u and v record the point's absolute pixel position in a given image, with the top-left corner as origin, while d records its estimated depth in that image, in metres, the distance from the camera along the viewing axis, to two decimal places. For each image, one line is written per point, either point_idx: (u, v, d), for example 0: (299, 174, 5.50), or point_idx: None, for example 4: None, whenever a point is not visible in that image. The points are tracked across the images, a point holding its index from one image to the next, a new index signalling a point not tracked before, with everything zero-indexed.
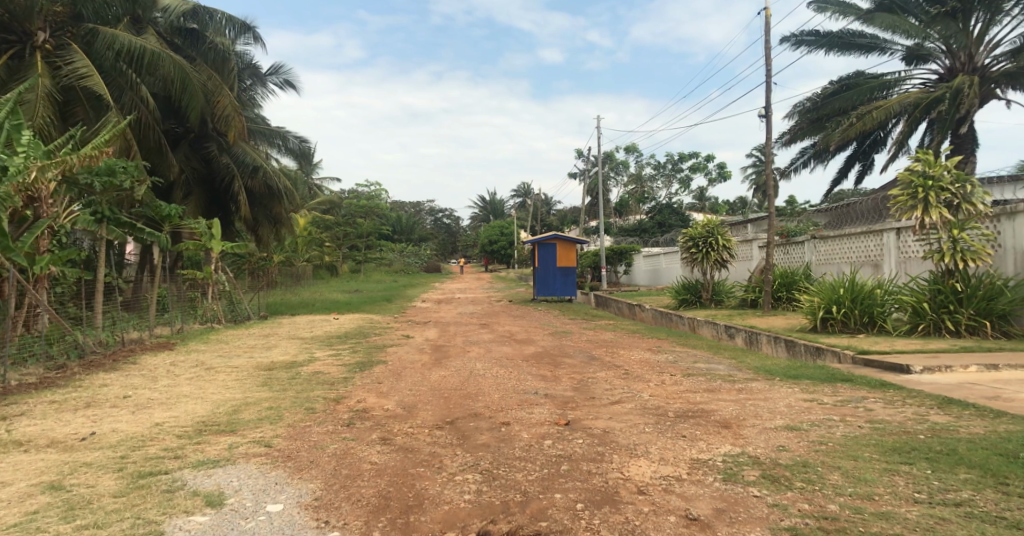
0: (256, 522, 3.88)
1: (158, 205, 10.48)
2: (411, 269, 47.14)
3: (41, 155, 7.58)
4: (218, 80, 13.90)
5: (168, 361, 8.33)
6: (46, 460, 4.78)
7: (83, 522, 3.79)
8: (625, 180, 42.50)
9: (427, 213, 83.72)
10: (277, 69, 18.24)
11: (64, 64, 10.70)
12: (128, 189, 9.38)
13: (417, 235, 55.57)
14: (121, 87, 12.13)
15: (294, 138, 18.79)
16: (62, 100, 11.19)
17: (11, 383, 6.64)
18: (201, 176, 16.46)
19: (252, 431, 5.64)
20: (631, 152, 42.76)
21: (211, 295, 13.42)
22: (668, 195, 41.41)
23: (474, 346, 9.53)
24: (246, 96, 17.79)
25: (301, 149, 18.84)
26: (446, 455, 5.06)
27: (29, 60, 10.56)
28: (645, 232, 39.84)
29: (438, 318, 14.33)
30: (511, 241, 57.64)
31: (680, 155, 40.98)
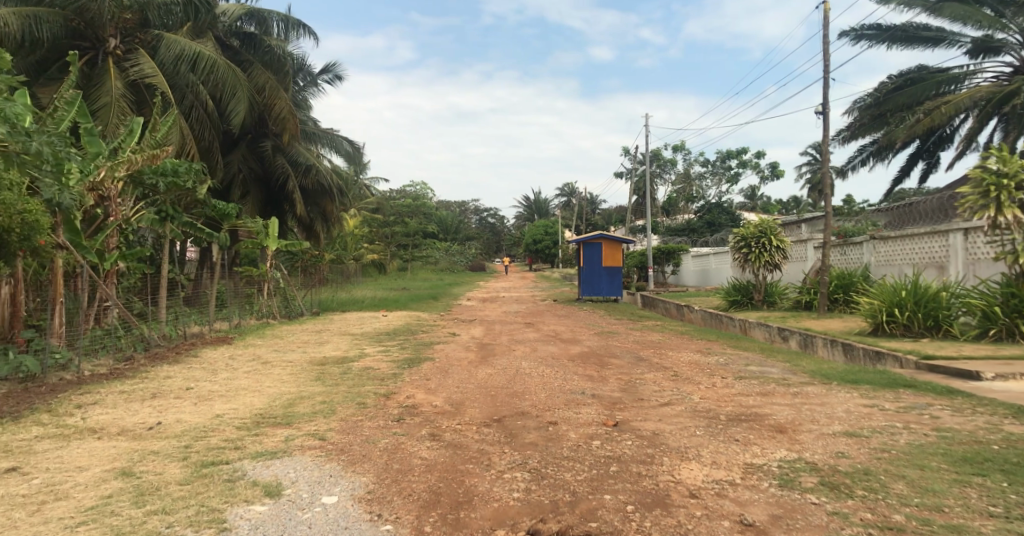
0: (312, 513, 4.02)
1: (216, 205, 10.54)
2: (456, 268, 47.58)
3: (109, 155, 7.72)
4: (274, 83, 13.91)
5: (228, 355, 8.58)
6: (118, 447, 5.01)
7: (152, 507, 4.03)
8: (673, 180, 42.05)
9: (472, 212, 84.72)
10: (328, 67, 18.55)
11: (131, 67, 11.13)
12: (192, 189, 9.51)
13: (462, 234, 55.84)
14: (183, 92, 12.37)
15: (347, 141, 19.08)
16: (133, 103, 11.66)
17: (84, 373, 6.80)
18: (259, 176, 16.84)
19: (307, 424, 5.80)
20: (681, 150, 42.11)
21: (266, 291, 13.77)
22: (718, 194, 40.68)
23: (519, 345, 9.54)
24: (301, 98, 18.21)
25: (353, 151, 19.13)
26: (495, 453, 5.14)
27: (102, 67, 11.04)
28: (693, 232, 39.08)
29: (484, 316, 14.41)
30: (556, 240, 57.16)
31: (727, 152, 40.21)
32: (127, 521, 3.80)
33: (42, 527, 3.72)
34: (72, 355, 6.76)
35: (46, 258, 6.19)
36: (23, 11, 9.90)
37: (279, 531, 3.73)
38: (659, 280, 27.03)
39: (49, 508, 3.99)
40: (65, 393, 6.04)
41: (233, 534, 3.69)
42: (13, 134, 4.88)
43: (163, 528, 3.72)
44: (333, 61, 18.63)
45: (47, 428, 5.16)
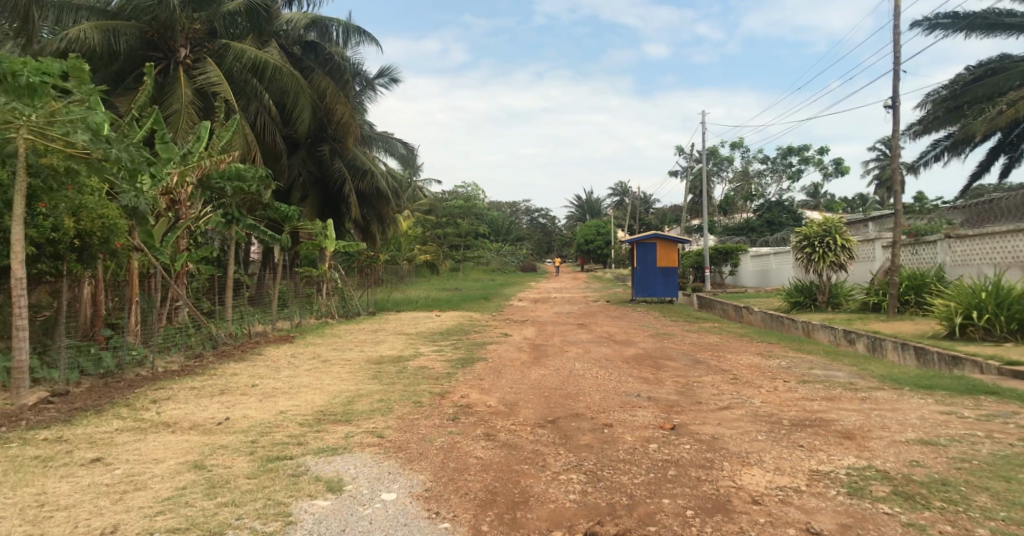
0: (373, 509, 4.11)
1: (279, 208, 10.81)
2: (508, 269, 47.78)
3: (180, 161, 8.06)
4: (334, 88, 14.18)
5: (289, 353, 8.86)
6: (190, 440, 5.24)
7: (223, 499, 4.19)
8: (731, 177, 41.31)
9: (523, 212, 85.02)
10: (383, 71, 18.95)
11: (199, 75, 11.59)
12: (258, 193, 9.82)
13: (513, 234, 55.95)
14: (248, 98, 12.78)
15: (402, 144, 19.51)
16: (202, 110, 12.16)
17: (158, 369, 7.14)
18: (318, 179, 17.28)
19: (366, 422, 5.92)
20: (738, 148, 41.21)
21: (325, 291, 14.14)
22: (779, 192, 39.63)
23: (573, 346, 9.51)
24: (359, 102, 18.65)
25: (407, 154, 19.59)
26: (550, 454, 5.13)
27: (174, 76, 11.57)
28: (752, 231, 38.14)
29: (537, 317, 14.42)
30: (608, 241, 56.31)
31: (788, 148, 39.13)
32: (200, 512, 3.97)
33: (124, 514, 3.92)
34: (147, 351, 7.11)
35: (126, 259, 6.51)
36: (105, 25, 10.66)
37: (343, 526, 3.82)
38: (717, 281, 26.46)
39: (130, 497, 4.20)
40: (142, 388, 6.36)
41: (298, 527, 3.80)
42: (96, 143, 5.17)
43: (234, 519, 3.87)
44: (388, 64, 18.98)
45: (126, 421, 5.44)
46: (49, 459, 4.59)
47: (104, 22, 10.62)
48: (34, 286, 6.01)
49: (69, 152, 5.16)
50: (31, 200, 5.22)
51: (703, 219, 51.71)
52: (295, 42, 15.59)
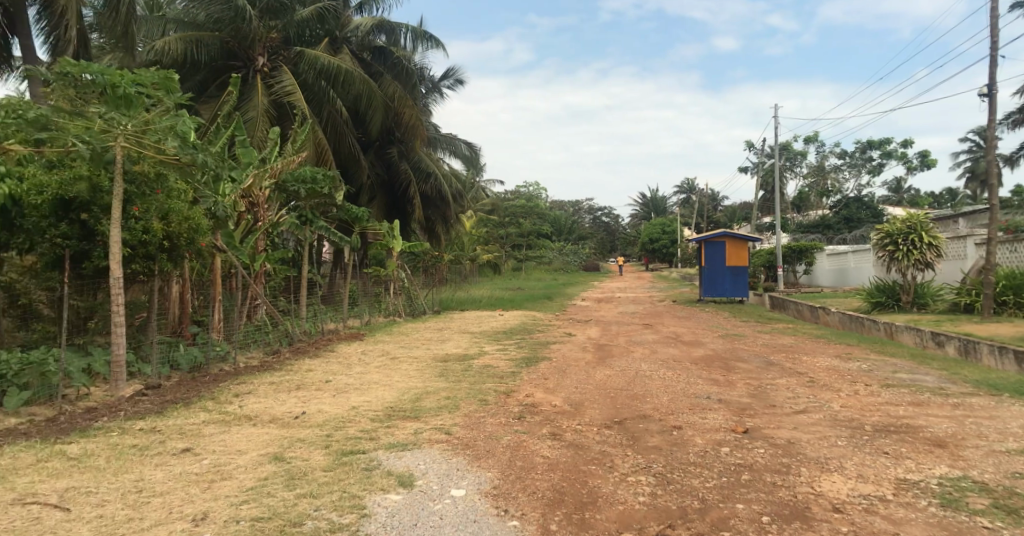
0: (443, 505, 4.17)
1: (350, 209, 11.01)
2: (571, 268, 47.60)
3: (258, 165, 8.40)
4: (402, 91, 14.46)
5: (359, 350, 9.11)
6: (270, 433, 5.47)
7: (301, 491, 4.35)
8: (805, 172, 40.29)
9: (586, 212, 84.70)
10: (448, 73, 19.26)
11: (275, 83, 12.10)
12: (331, 195, 10.11)
13: (575, 234, 55.92)
14: (320, 103, 13.18)
15: (465, 145, 19.75)
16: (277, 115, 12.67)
17: (239, 364, 7.48)
18: (386, 182, 17.69)
19: (434, 418, 6.02)
20: (813, 142, 39.95)
21: (393, 291, 14.45)
22: (858, 187, 38.17)
23: (638, 346, 9.38)
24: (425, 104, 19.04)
25: (471, 154, 19.85)
26: (617, 455, 5.07)
27: (252, 83, 12.11)
28: (828, 228, 36.67)
29: (601, 317, 14.32)
30: (674, 239, 53.44)
31: (869, 142, 37.69)
32: (281, 502, 4.13)
33: (212, 502, 4.12)
34: (229, 347, 7.47)
35: (210, 258, 6.84)
36: (189, 36, 11.44)
37: (415, 520, 3.90)
38: (791, 280, 25.45)
39: (217, 485, 4.41)
40: (225, 383, 6.69)
41: (372, 520, 3.90)
42: (183, 148, 5.40)
43: (312, 510, 4.01)
44: (453, 66, 19.28)
45: (211, 413, 5.73)
46: (144, 448, 4.89)
47: (188, 34, 11.31)
48: (129, 284, 6.41)
49: (161, 157, 5.42)
50: (128, 203, 5.61)
51: (775, 216, 50.09)
52: (365, 47, 15.99)
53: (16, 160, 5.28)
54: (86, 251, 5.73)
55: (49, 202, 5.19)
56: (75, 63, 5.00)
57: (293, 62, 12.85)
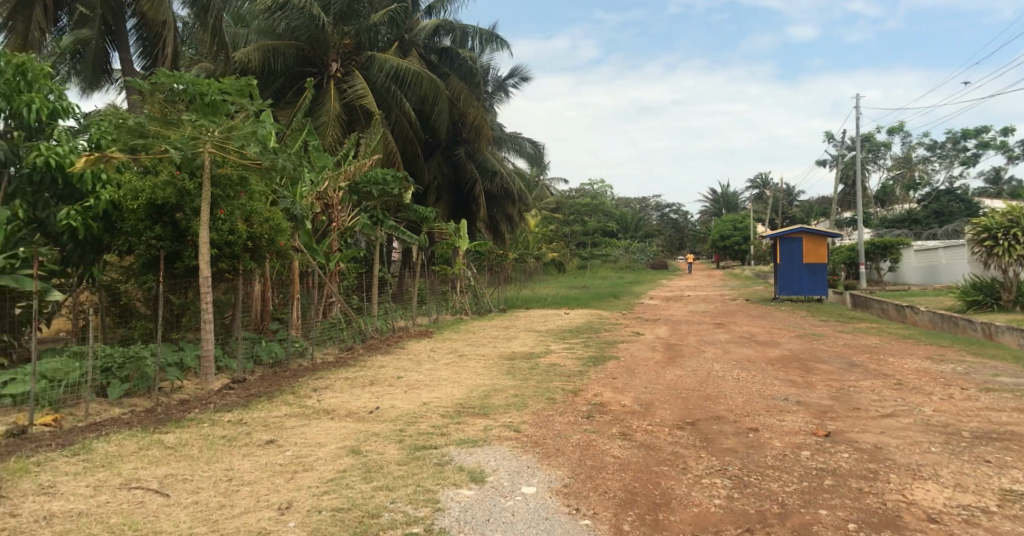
0: (514, 501, 4.19)
1: (418, 208, 11.19)
2: (639, 266, 46.74)
3: (332, 168, 8.68)
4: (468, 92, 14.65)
5: (429, 348, 9.29)
6: (347, 427, 5.65)
7: (378, 483, 4.46)
8: (890, 164, 39.22)
9: (654, 208, 81.26)
10: (514, 72, 19.37)
11: (347, 88, 12.52)
12: (400, 196, 10.32)
13: (642, 232, 55.20)
14: (390, 105, 13.52)
15: (530, 143, 19.80)
16: (349, 119, 13.10)
17: (316, 360, 7.76)
18: (452, 182, 17.95)
19: (503, 415, 6.06)
20: (899, 132, 38.42)
21: (459, 289, 14.66)
22: (949, 178, 36.30)
23: (710, 346, 9.17)
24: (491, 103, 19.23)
25: (535, 152, 19.87)
26: (690, 456, 4.96)
27: (326, 89, 12.57)
28: (916, 223, 34.67)
29: (670, 316, 14.06)
30: (747, 237, 51.51)
31: (963, 132, 35.43)
32: (359, 494, 4.25)
33: (296, 492, 4.27)
34: (307, 343, 7.76)
35: (288, 259, 7.09)
36: (266, 45, 12.02)
37: (487, 516, 3.93)
38: (874, 278, 24.13)
39: (300, 476, 4.58)
40: (304, 378, 6.96)
41: (446, 514, 3.96)
42: (265, 152, 5.64)
43: (388, 503, 4.10)
44: (519, 65, 19.37)
45: (291, 407, 5.97)
46: (233, 439, 5.14)
47: (266, 43, 11.89)
48: (216, 283, 6.74)
49: (242, 161, 5.66)
50: (215, 206, 5.91)
51: (855, 210, 47.71)
52: (432, 50, 16.30)
53: (116, 167, 5.64)
54: (179, 252, 6.02)
55: (143, 205, 5.50)
56: (169, 73, 5.34)
57: (365, 68, 13.11)
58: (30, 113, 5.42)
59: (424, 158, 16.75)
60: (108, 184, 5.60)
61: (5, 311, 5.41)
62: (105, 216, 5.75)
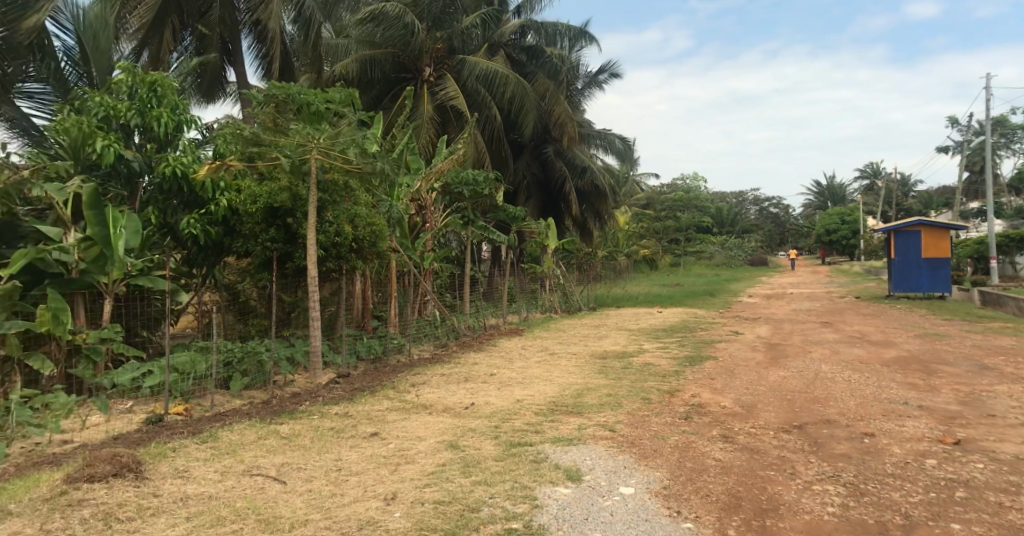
0: (612, 501, 4.12)
1: (508, 208, 11.29)
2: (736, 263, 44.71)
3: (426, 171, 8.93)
4: (554, 91, 14.69)
5: (521, 345, 9.37)
6: (444, 422, 5.78)
7: (477, 478, 4.53)
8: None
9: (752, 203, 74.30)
10: (605, 67, 19.22)
11: (439, 90, 12.89)
12: (489, 196, 10.44)
13: (739, 226, 52.93)
14: (479, 106, 13.78)
15: (619, 138, 19.53)
16: (441, 121, 13.49)
17: (413, 356, 8.02)
18: (541, 181, 18.01)
19: (597, 415, 6.00)
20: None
21: (548, 287, 14.72)
22: None
23: (816, 346, 8.68)
24: (580, 99, 19.17)
25: (623, 148, 19.58)
26: (799, 461, 4.70)
27: (419, 93, 12.99)
28: None
29: (770, 315, 13.42)
30: (857, 230, 47.61)
31: None
32: (460, 487, 4.33)
33: (399, 484, 4.41)
34: (404, 340, 8.03)
35: (387, 258, 7.37)
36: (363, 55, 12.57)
37: (587, 515, 3.89)
38: (1005, 274, 21.88)
39: (403, 468, 4.72)
40: (402, 373, 7.19)
41: (544, 511, 3.95)
42: (364, 158, 6.01)
43: (488, 498, 4.15)
44: (609, 60, 19.15)
45: (392, 401, 6.19)
46: (340, 431, 5.39)
47: (363, 53, 12.48)
48: (323, 281, 7.11)
49: (347, 166, 5.94)
50: (322, 210, 6.28)
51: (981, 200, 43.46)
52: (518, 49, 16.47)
53: (235, 175, 6.08)
54: (290, 253, 6.36)
55: (261, 209, 5.88)
56: (280, 85, 5.69)
57: (456, 71, 13.40)
58: (160, 126, 5.94)
59: (513, 158, 16.95)
60: (226, 191, 6.03)
61: (142, 310, 5.93)
62: (225, 222, 6.16)
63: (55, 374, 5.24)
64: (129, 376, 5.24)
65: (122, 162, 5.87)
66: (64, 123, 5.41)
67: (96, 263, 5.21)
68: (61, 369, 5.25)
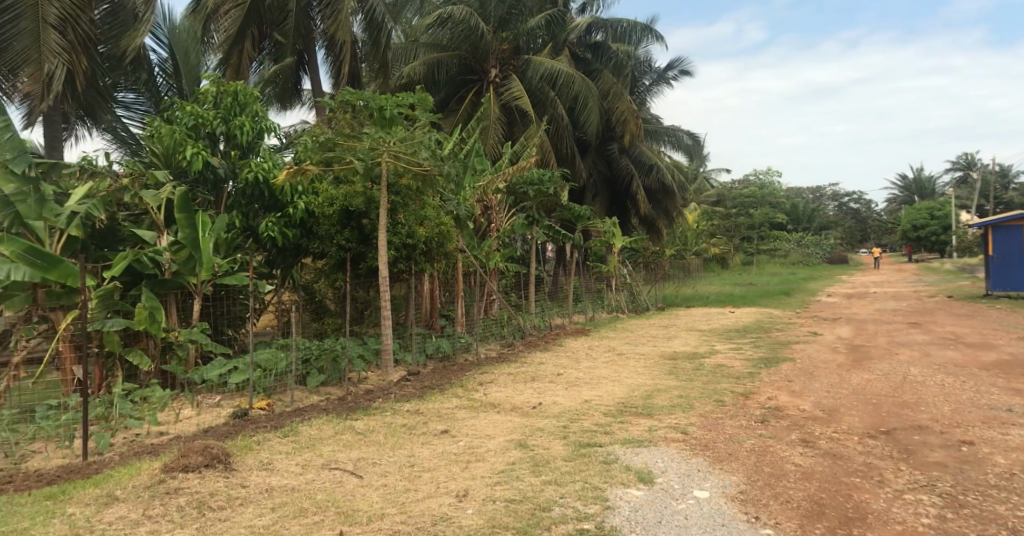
0: (687, 505, 4.02)
1: (574, 207, 11.27)
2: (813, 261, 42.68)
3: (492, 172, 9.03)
4: (619, 89, 14.57)
5: (587, 345, 9.31)
6: (513, 421, 5.80)
7: (547, 478, 4.51)
8: None
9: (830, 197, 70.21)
10: (674, 63, 18.88)
11: (504, 91, 13.02)
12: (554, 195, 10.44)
13: (818, 224, 50.38)
14: (544, 105, 13.81)
15: (687, 134, 19.10)
16: (507, 121, 13.62)
17: (480, 355, 8.11)
18: (608, 178, 17.84)
19: (668, 417, 5.87)
20: None
21: (614, 286, 14.59)
22: None
23: (904, 348, 8.20)
24: (647, 96, 18.90)
25: (693, 144, 19.12)
26: (887, 469, 4.44)
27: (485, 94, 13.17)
28: None
29: (851, 315, 12.79)
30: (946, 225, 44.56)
31: None
32: (531, 486, 4.32)
33: (471, 481, 4.45)
34: (471, 339, 8.12)
35: (455, 259, 7.48)
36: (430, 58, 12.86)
37: (660, 517, 3.80)
38: None
39: (474, 466, 4.76)
40: (471, 372, 7.28)
41: (616, 513, 3.89)
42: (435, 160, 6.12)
43: (558, 497, 4.13)
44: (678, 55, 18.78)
45: (461, 400, 6.27)
46: (412, 428, 5.50)
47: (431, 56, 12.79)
48: (394, 281, 7.29)
49: (417, 170, 6.09)
50: (393, 212, 6.43)
51: None
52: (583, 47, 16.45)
53: (313, 179, 6.36)
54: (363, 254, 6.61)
55: (337, 212, 6.19)
56: (354, 91, 5.89)
57: (521, 71, 13.50)
58: (242, 134, 6.24)
59: (580, 156, 16.89)
60: (305, 195, 6.34)
61: (228, 309, 6.27)
62: (303, 225, 6.46)
63: (151, 370, 5.62)
64: (217, 372, 5.52)
65: (209, 169, 6.24)
66: (160, 133, 5.81)
67: (186, 265, 5.53)
68: (157, 365, 5.61)
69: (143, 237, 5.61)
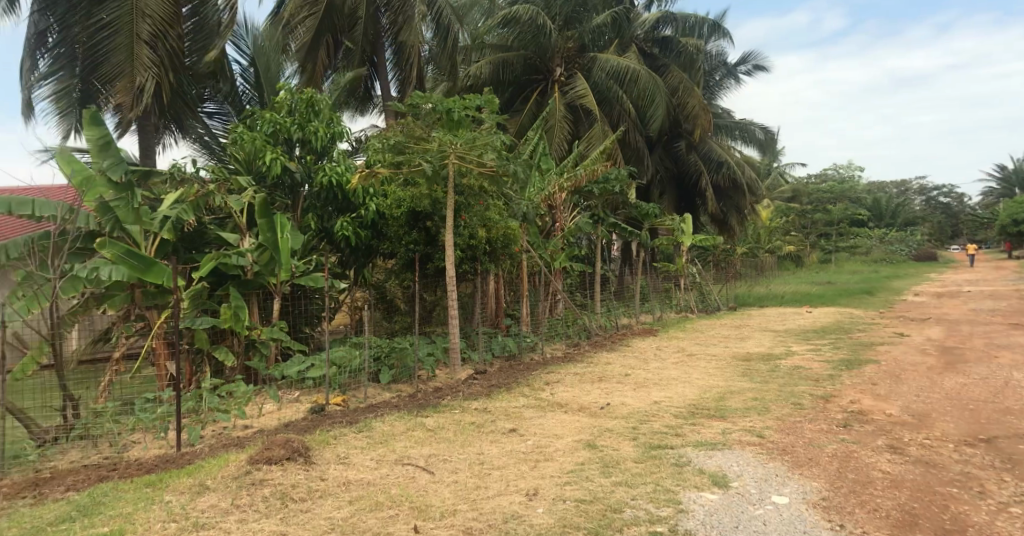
0: (765, 510, 3.86)
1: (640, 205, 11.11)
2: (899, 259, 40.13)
3: (557, 171, 9.04)
4: (687, 84, 14.23)
5: (655, 345, 9.15)
6: (582, 421, 5.75)
7: (617, 479, 4.44)
8: None
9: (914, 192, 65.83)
10: (745, 56, 18.29)
11: (570, 89, 13.02)
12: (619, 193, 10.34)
13: (903, 219, 47.34)
14: (610, 102, 13.69)
15: (760, 129, 18.44)
16: (573, 119, 13.60)
17: (547, 355, 8.11)
18: (676, 175, 17.52)
19: (742, 419, 5.68)
20: None
21: (683, 286, 14.30)
22: None
23: (1004, 351, 7.63)
24: (717, 90, 18.40)
25: (766, 138, 18.44)
26: (988, 480, 4.13)
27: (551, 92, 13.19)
28: None
29: (943, 315, 12.09)
30: None
31: None
32: (602, 487, 4.27)
33: (540, 480, 4.44)
34: (537, 339, 8.14)
35: (518, 258, 7.52)
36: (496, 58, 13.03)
37: (737, 523, 3.68)
38: None
39: (543, 465, 4.75)
40: (538, 371, 7.29)
41: (691, 516, 3.79)
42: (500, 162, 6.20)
43: (629, 499, 4.06)
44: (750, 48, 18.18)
45: (529, 399, 6.27)
46: (480, 425, 5.55)
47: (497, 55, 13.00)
48: (460, 281, 7.38)
49: (484, 170, 6.16)
50: (459, 213, 6.51)
51: None
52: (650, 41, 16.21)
53: (382, 181, 6.57)
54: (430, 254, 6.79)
55: (404, 213, 6.41)
56: (422, 95, 6.00)
57: (586, 69, 13.42)
58: (317, 138, 6.49)
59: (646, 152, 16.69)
60: (376, 196, 6.59)
61: (305, 308, 6.54)
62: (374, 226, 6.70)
63: (236, 366, 5.93)
64: (296, 368, 5.73)
65: (287, 173, 6.49)
66: (242, 140, 6.09)
67: (268, 266, 5.81)
68: (241, 362, 5.91)
69: (228, 240, 5.92)
